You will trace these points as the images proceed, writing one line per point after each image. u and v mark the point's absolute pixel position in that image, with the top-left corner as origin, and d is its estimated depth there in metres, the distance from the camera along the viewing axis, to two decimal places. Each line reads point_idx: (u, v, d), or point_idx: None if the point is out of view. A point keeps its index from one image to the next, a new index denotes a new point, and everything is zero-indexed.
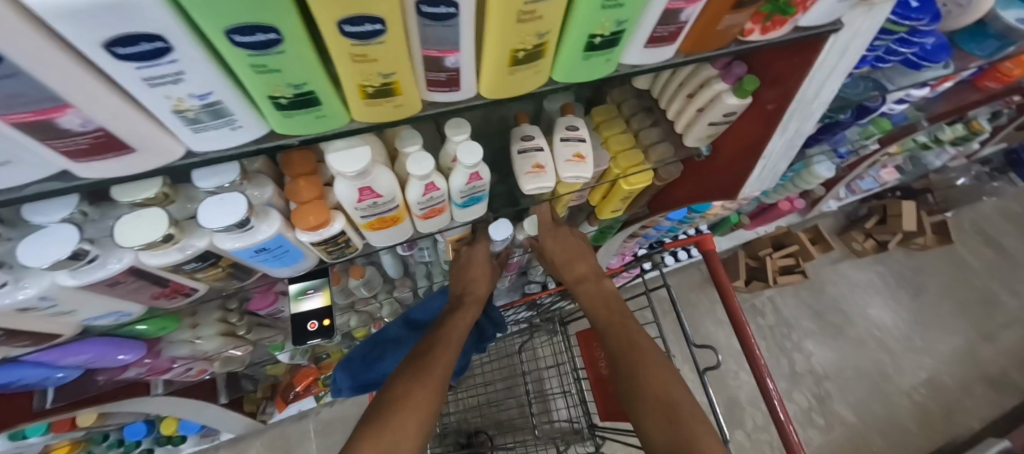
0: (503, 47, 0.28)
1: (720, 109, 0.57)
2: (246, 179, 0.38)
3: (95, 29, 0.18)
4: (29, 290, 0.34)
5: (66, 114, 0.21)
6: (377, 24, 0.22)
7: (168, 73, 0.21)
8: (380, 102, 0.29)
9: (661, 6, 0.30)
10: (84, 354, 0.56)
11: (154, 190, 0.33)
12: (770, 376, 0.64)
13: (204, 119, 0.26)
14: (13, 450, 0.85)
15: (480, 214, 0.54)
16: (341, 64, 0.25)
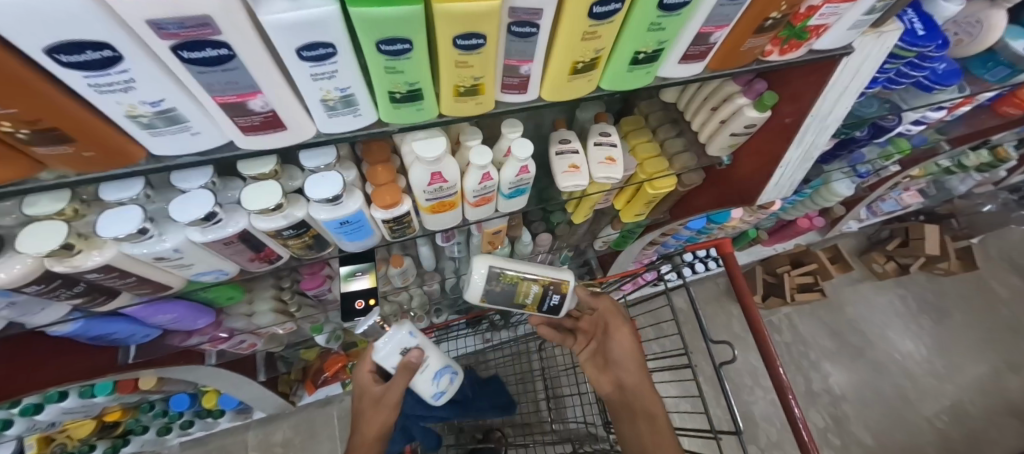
0: (567, 59, 0.35)
1: (742, 121, 0.63)
2: (337, 162, 0.45)
3: (295, 37, 0.26)
4: (168, 242, 0.42)
5: (255, 98, 0.29)
6: (479, 39, 0.30)
7: (327, 71, 0.29)
8: (468, 100, 0.36)
9: (694, 29, 0.37)
10: (171, 314, 0.64)
11: (269, 166, 0.41)
12: (792, 388, 0.65)
13: (338, 108, 0.33)
14: (79, 408, 0.94)
15: (522, 206, 0.61)
16: (447, 67, 0.32)
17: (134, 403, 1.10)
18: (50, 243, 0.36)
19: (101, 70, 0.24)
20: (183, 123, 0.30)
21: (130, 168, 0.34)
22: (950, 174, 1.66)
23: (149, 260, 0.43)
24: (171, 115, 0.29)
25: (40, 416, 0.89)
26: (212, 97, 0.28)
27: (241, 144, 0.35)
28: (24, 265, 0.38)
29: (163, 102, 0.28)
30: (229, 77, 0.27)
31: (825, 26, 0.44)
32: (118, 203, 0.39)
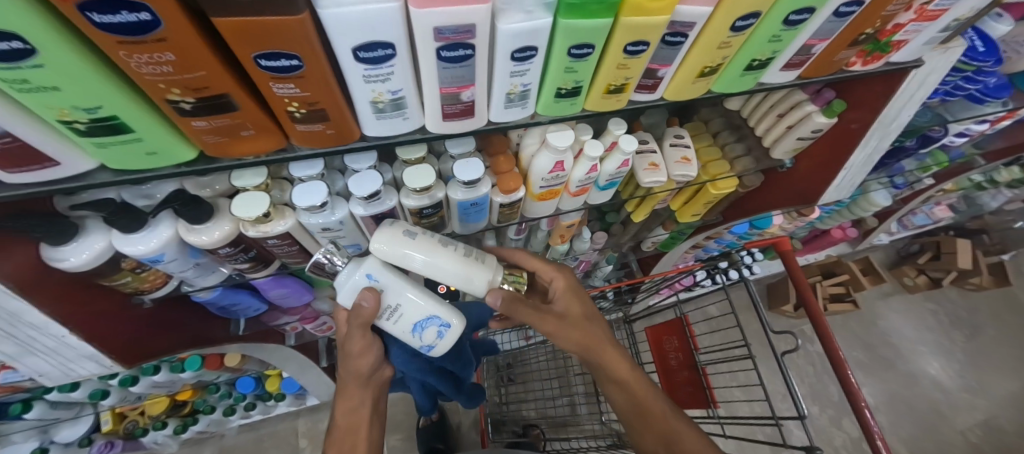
0: (698, 64, 0.41)
1: (810, 125, 0.68)
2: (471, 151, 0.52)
3: (516, 40, 0.33)
4: (337, 214, 0.49)
5: (467, 90, 0.36)
6: (642, 46, 0.36)
7: (523, 69, 0.36)
8: (614, 97, 0.42)
9: (802, 41, 0.43)
10: (286, 288, 0.70)
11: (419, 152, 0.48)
12: (858, 382, 0.71)
13: (515, 102, 0.40)
14: (164, 383, 1.00)
15: (608, 198, 0.68)
16: (609, 69, 0.38)
17: (202, 384, 1.14)
18: (256, 209, 0.43)
19: (376, 64, 0.31)
20: (401, 111, 0.37)
21: (342, 147, 0.40)
22: (978, 189, 1.66)
23: (316, 230, 0.50)
24: (398, 103, 0.36)
25: (134, 387, 0.96)
26: (439, 88, 0.35)
27: (431, 129, 0.41)
28: (223, 231, 0.46)
29: (399, 91, 0.35)
30: (460, 72, 0.34)
31: (905, 42, 0.50)
32: (304, 179, 0.46)
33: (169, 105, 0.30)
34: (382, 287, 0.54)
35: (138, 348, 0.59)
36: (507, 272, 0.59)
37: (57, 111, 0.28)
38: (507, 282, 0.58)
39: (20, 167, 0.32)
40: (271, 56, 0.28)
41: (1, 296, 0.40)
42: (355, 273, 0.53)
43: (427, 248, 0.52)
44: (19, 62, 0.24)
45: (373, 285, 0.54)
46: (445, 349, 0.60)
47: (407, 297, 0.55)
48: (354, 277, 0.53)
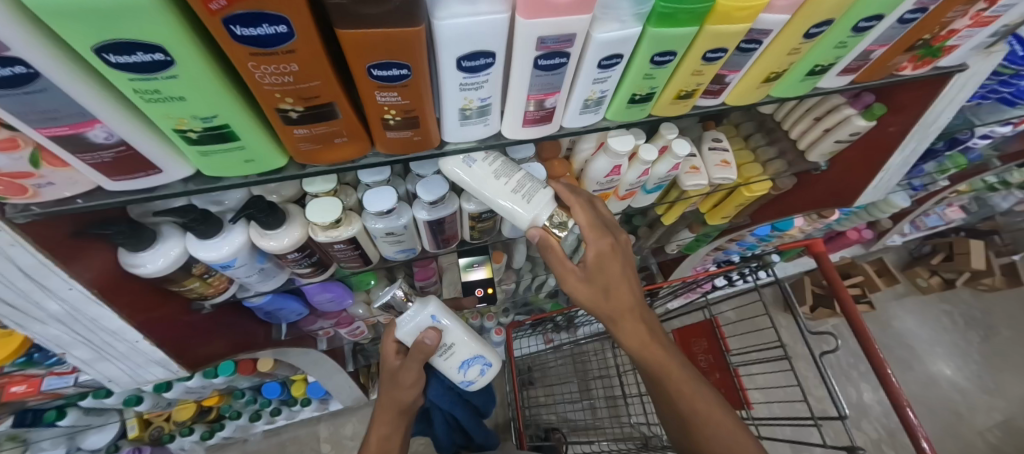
0: (766, 69, 0.42)
1: (849, 128, 0.69)
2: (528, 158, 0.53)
3: (606, 49, 0.33)
4: (402, 218, 0.50)
5: (551, 97, 0.37)
6: (720, 52, 0.37)
7: (606, 76, 0.37)
8: (683, 102, 0.43)
9: (864, 47, 0.44)
10: (330, 293, 0.71)
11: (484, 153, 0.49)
12: (899, 383, 0.72)
13: (590, 107, 0.41)
14: (195, 389, 1.00)
15: (651, 201, 0.69)
16: (683, 75, 0.39)
17: (228, 390, 1.14)
18: (330, 214, 0.44)
19: (474, 72, 0.32)
20: (484, 118, 0.38)
21: (421, 154, 0.41)
22: (990, 192, 1.64)
23: (380, 235, 0.51)
24: (484, 109, 0.37)
25: (167, 393, 0.96)
26: (527, 95, 0.36)
27: (506, 135, 0.42)
28: (292, 237, 0.46)
29: (487, 98, 0.36)
30: (550, 79, 0.35)
31: (956, 47, 0.51)
32: (371, 185, 0.47)
33: (277, 114, 0.31)
34: (443, 328, 0.69)
35: (199, 353, 0.59)
36: (556, 211, 0.49)
37: (175, 120, 0.29)
38: (552, 225, 0.49)
39: (126, 175, 0.32)
40: (383, 66, 0.29)
41: (84, 302, 0.40)
42: (423, 315, 0.68)
43: (479, 177, 0.45)
44: (157, 73, 0.25)
45: (434, 326, 0.68)
46: (481, 385, 0.75)
47: (461, 339, 0.71)
48: (422, 316, 0.68)
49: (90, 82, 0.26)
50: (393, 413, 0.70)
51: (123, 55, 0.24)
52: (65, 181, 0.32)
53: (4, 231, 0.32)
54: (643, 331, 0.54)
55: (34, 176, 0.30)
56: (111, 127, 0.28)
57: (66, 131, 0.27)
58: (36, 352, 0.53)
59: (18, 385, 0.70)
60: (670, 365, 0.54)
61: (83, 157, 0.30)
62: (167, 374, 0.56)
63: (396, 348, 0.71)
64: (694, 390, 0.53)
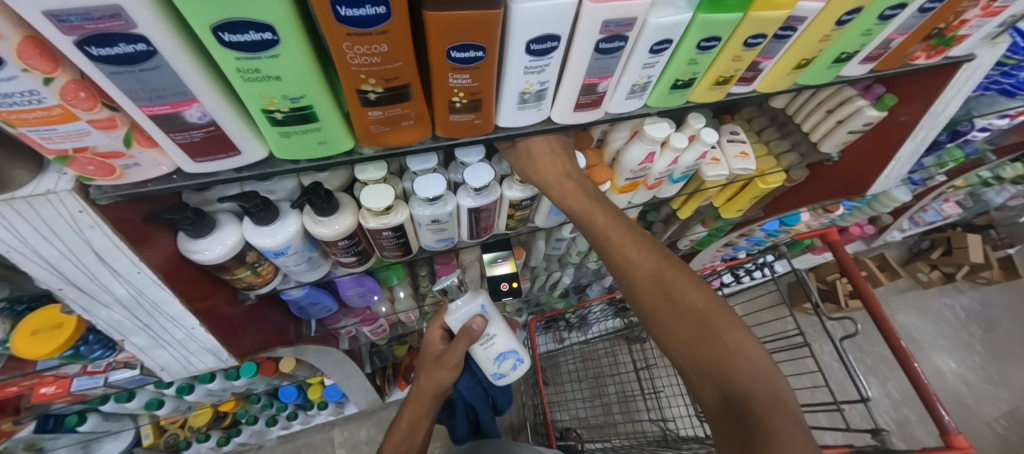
0: (797, 57, 0.45)
1: (861, 119, 0.72)
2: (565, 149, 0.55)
3: (660, 34, 0.36)
4: (448, 205, 0.51)
5: (603, 81, 0.39)
6: (759, 38, 0.40)
7: (655, 61, 0.39)
8: (720, 88, 0.46)
9: (886, 36, 0.47)
10: (363, 286, 0.71)
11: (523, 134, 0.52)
12: (919, 363, 0.76)
13: (636, 92, 0.43)
14: (214, 393, 0.99)
15: (674, 191, 0.71)
16: (724, 61, 0.42)
17: (245, 394, 1.13)
18: (382, 200, 0.46)
19: (541, 55, 0.34)
20: (539, 102, 0.40)
21: (476, 138, 0.43)
22: (984, 186, 1.66)
23: (425, 222, 0.52)
24: (540, 94, 0.39)
25: (189, 396, 0.95)
26: (583, 79, 0.38)
27: (555, 120, 0.44)
28: (343, 224, 0.48)
29: (545, 82, 0.38)
30: (607, 63, 0.37)
31: (967, 36, 0.54)
32: (419, 172, 0.49)
33: (357, 95, 0.32)
34: (489, 317, 0.75)
35: (245, 343, 0.60)
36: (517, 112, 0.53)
37: (266, 100, 0.30)
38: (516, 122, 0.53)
39: (207, 156, 0.34)
40: (461, 48, 0.31)
41: (150, 286, 0.41)
42: (473, 305, 0.73)
43: None
44: (261, 53, 0.27)
45: (482, 314, 0.74)
46: (512, 378, 0.80)
47: (503, 331, 0.76)
48: (472, 306, 0.73)
49: (196, 63, 0.27)
50: (428, 396, 0.77)
51: (235, 34, 0.25)
52: (149, 162, 0.34)
53: (87, 213, 0.33)
54: (590, 207, 0.53)
55: (125, 156, 0.32)
56: (206, 108, 0.30)
57: (167, 110, 0.29)
58: (82, 346, 0.53)
59: (48, 386, 0.66)
60: (624, 244, 0.51)
61: (174, 137, 0.31)
62: (217, 363, 0.57)
63: (441, 334, 0.79)
64: (648, 259, 0.50)
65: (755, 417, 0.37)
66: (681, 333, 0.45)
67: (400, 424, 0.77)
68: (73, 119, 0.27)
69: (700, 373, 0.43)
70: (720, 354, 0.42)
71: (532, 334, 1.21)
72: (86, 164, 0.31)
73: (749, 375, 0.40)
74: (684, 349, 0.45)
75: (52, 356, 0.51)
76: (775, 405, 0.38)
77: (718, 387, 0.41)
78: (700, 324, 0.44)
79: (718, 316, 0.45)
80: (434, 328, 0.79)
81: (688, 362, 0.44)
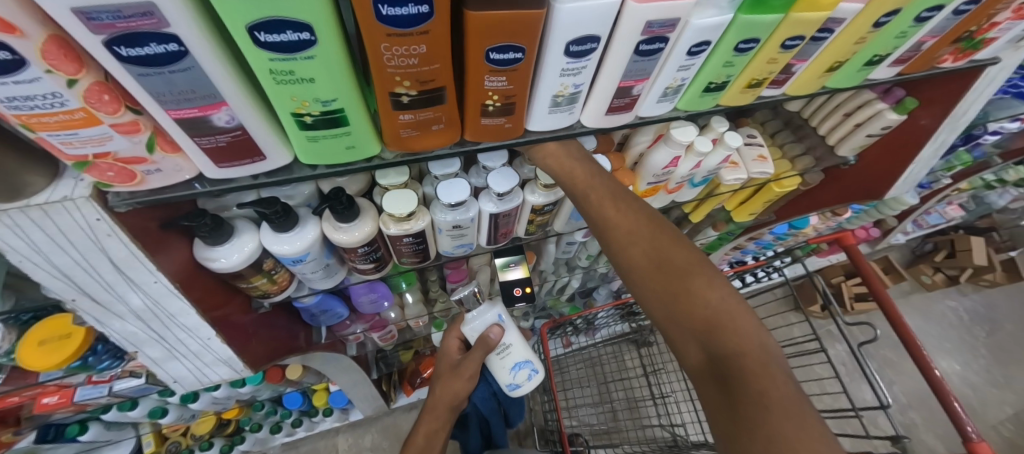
0: (830, 59, 0.44)
1: (881, 122, 0.71)
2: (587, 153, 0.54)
3: (699, 36, 0.35)
4: (470, 211, 0.50)
5: (638, 84, 0.38)
6: (797, 40, 0.39)
7: (691, 64, 0.38)
8: (751, 91, 0.45)
9: (919, 38, 0.46)
10: (375, 293, 0.70)
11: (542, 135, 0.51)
12: (940, 371, 0.74)
13: (668, 95, 0.42)
14: (219, 401, 0.97)
15: (693, 195, 0.70)
16: (759, 63, 0.41)
17: (249, 402, 1.11)
18: (405, 206, 0.45)
19: (579, 58, 0.33)
20: (571, 106, 0.39)
21: (504, 142, 0.42)
22: (988, 189, 1.66)
23: (446, 228, 0.51)
24: (574, 97, 0.38)
25: (194, 404, 0.93)
26: (618, 81, 0.37)
27: (584, 124, 0.43)
28: (363, 231, 0.46)
29: (580, 85, 0.36)
30: (645, 66, 0.36)
31: (995, 39, 0.54)
32: (441, 176, 0.47)
33: (390, 98, 0.31)
34: (506, 327, 0.74)
35: (258, 351, 0.59)
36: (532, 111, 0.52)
37: (297, 103, 0.29)
38: None
39: (232, 162, 0.32)
40: (501, 49, 0.30)
41: (165, 295, 0.40)
42: (490, 314, 0.72)
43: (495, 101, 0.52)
44: (297, 53, 0.25)
45: (499, 324, 0.73)
46: (527, 390, 0.77)
47: (519, 341, 0.75)
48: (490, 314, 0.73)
49: (227, 64, 0.26)
50: (444, 407, 0.75)
51: (272, 34, 0.24)
52: (170, 168, 0.33)
53: (105, 220, 0.32)
54: (570, 163, 0.48)
55: (147, 162, 0.31)
56: (235, 111, 0.28)
57: (194, 113, 0.27)
58: (90, 356, 0.51)
59: (50, 396, 0.64)
60: (603, 201, 0.47)
61: (199, 141, 0.30)
62: (231, 374, 0.55)
63: (459, 343, 0.78)
64: (631, 219, 0.46)
65: (743, 382, 0.35)
66: (665, 296, 0.42)
67: (415, 434, 0.75)
68: (96, 123, 0.26)
69: (685, 337, 0.40)
70: (706, 317, 0.40)
71: (543, 340, 1.19)
72: (106, 170, 0.29)
73: (737, 337, 0.38)
74: (669, 312, 0.42)
75: (59, 368, 0.49)
76: (763, 367, 0.36)
77: (705, 351, 0.39)
78: (686, 285, 0.41)
79: (703, 275, 0.42)
80: (451, 336, 0.77)
81: (672, 324, 0.41)
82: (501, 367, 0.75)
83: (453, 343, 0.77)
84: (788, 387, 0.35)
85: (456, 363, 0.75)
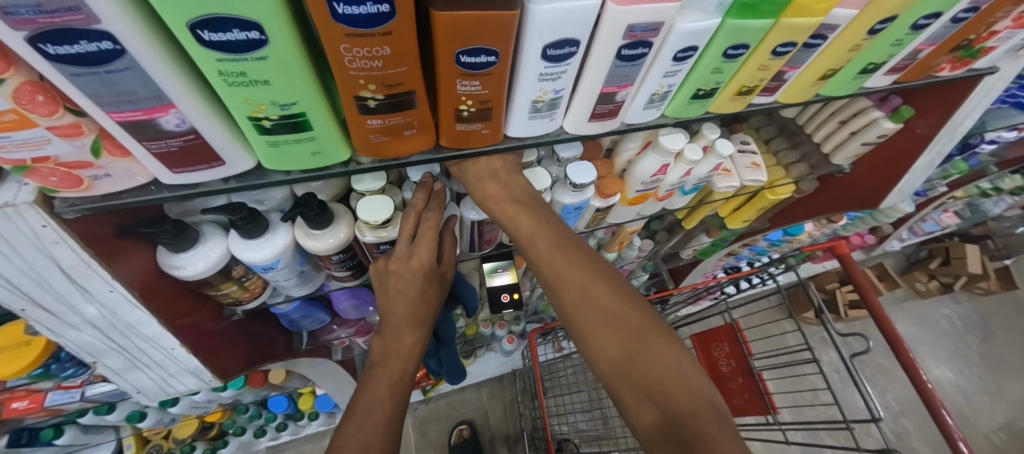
0: (824, 65, 0.43)
1: (876, 131, 0.70)
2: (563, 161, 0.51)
3: (684, 42, 0.33)
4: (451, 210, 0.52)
5: (621, 91, 0.37)
6: (788, 47, 0.37)
7: (677, 70, 0.36)
8: (742, 98, 0.43)
9: (915, 46, 0.45)
10: (357, 298, 0.65)
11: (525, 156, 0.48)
12: (929, 380, 0.73)
13: (656, 101, 0.40)
14: (200, 405, 0.95)
15: (684, 202, 0.69)
16: (749, 71, 0.39)
17: (233, 405, 1.09)
18: (381, 213, 0.42)
19: (557, 62, 0.31)
20: (552, 111, 0.37)
21: (481, 148, 0.40)
22: (983, 198, 1.63)
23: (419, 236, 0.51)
24: (553, 102, 0.36)
25: (173, 409, 0.90)
26: (601, 88, 0.35)
27: (567, 129, 0.41)
28: (338, 237, 0.44)
29: (559, 91, 0.35)
30: (629, 71, 0.34)
31: (994, 48, 0.52)
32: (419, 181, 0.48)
33: (355, 102, 0.29)
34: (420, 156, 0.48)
35: (232, 360, 0.57)
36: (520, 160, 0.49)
37: (253, 107, 0.27)
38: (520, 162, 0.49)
39: (188, 167, 0.31)
40: (472, 53, 0.28)
41: (124, 304, 0.38)
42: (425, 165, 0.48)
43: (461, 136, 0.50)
44: (247, 54, 0.24)
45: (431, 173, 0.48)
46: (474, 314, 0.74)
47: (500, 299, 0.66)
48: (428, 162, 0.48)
49: (170, 63, 0.24)
50: None
51: (216, 33, 0.22)
52: (121, 173, 0.31)
53: (51, 227, 0.30)
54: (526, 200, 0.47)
55: (93, 166, 0.29)
56: (184, 114, 0.26)
57: (139, 116, 0.25)
58: (53, 364, 0.49)
59: (19, 401, 0.61)
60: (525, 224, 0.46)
61: (148, 146, 0.28)
62: (200, 385, 0.53)
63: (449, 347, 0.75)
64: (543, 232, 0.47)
65: (705, 446, 0.34)
66: (596, 327, 0.42)
67: (356, 400, 0.47)
68: (29, 126, 0.24)
69: (631, 390, 0.39)
70: (661, 379, 0.38)
71: (532, 345, 1.13)
72: (48, 175, 0.27)
73: (688, 401, 0.37)
74: (588, 330, 0.42)
75: (19, 376, 0.47)
76: (727, 445, 0.34)
77: (656, 409, 0.37)
78: (630, 344, 0.40)
79: (652, 327, 0.41)
80: (425, 249, 0.45)
81: (602, 346, 0.41)
82: (464, 295, 0.68)
83: (425, 261, 0.46)
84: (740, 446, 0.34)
85: (434, 275, 0.48)
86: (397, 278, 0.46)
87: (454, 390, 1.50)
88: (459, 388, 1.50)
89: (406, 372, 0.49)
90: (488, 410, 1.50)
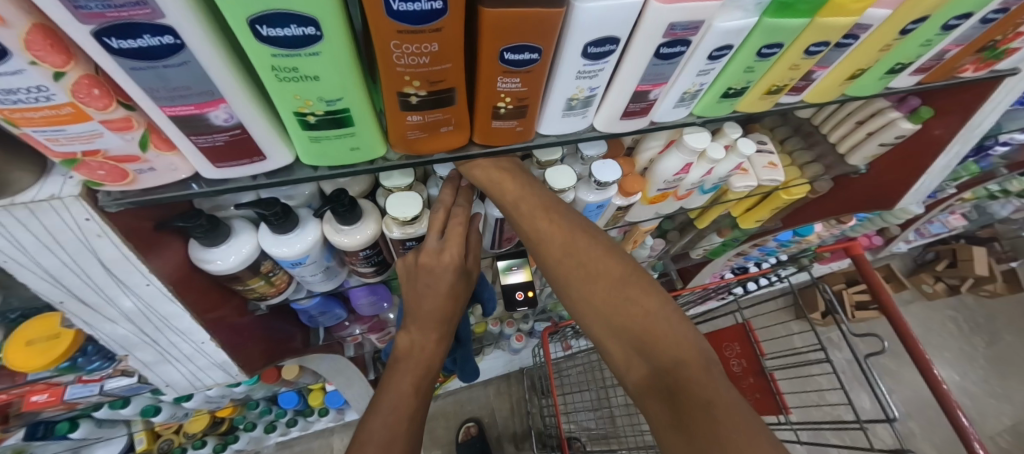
0: (853, 65, 0.43)
1: (894, 131, 0.70)
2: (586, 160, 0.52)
3: (721, 40, 0.33)
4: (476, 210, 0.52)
5: (655, 89, 0.37)
6: (821, 46, 0.37)
7: (710, 69, 0.36)
8: (770, 97, 0.44)
9: (942, 46, 0.45)
10: (375, 295, 0.66)
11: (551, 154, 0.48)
12: (945, 382, 0.73)
13: (686, 100, 0.40)
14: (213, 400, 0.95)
15: (701, 201, 0.69)
16: (780, 70, 0.40)
17: (244, 401, 1.09)
18: (411, 208, 0.43)
19: (597, 60, 0.32)
20: (585, 109, 0.37)
21: (511, 145, 0.40)
22: (991, 200, 1.63)
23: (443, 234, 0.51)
24: (588, 100, 0.36)
25: (187, 404, 0.90)
26: (636, 86, 0.36)
27: (597, 127, 0.42)
28: (365, 234, 0.44)
29: (595, 88, 0.35)
30: (665, 70, 0.34)
31: (1018, 49, 0.52)
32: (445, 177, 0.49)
33: (398, 98, 0.29)
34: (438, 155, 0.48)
35: (255, 355, 0.57)
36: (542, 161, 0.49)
37: (300, 102, 0.27)
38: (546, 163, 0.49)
39: (230, 162, 0.31)
40: (516, 50, 0.28)
41: (158, 297, 0.38)
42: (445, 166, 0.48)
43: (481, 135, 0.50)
44: (301, 50, 0.24)
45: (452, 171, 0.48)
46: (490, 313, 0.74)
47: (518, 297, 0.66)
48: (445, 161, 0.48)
49: (225, 59, 0.24)
50: None
51: (274, 28, 0.22)
52: (164, 167, 0.31)
53: (95, 221, 0.30)
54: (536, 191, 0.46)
55: (139, 160, 0.29)
56: (233, 109, 0.27)
57: (190, 111, 0.26)
58: (79, 357, 0.49)
59: (40, 395, 0.61)
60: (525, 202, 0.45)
61: (195, 140, 0.28)
62: (226, 378, 0.54)
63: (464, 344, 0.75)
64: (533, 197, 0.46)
65: (690, 392, 0.35)
66: (582, 287, 0.43)
67: (381, 395, 0.47)
68: (84, 119, 0.24)
69: (621, 345, 0.40)
70: (645, 332, 0.39)
71: (543, 343, 1.13)
72: (97, 168, 0.28)
73: (671, 349, 0.38)
74: (577, 288, 0.43)
75: (48, 369, 0.47)
76: (712, 389, 0.35)
77: (644, 360, 0.39)
78: (617, 299, 0.42)
79: (638, 281, 0.42)
80: (454, 245, 0.46)
81: (590, 304, 0.43)
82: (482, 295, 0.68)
83: (455, 257, 0.46)
84: (723, 385, 0.36)
85: (462, 272, 0.48)
86: (425, 275, 0.47)
87: (461, 388, 1.51)
88: (466, 385, 1.50)
89: (431, 371, 0.49)
90: (495, 408, 1.50)
